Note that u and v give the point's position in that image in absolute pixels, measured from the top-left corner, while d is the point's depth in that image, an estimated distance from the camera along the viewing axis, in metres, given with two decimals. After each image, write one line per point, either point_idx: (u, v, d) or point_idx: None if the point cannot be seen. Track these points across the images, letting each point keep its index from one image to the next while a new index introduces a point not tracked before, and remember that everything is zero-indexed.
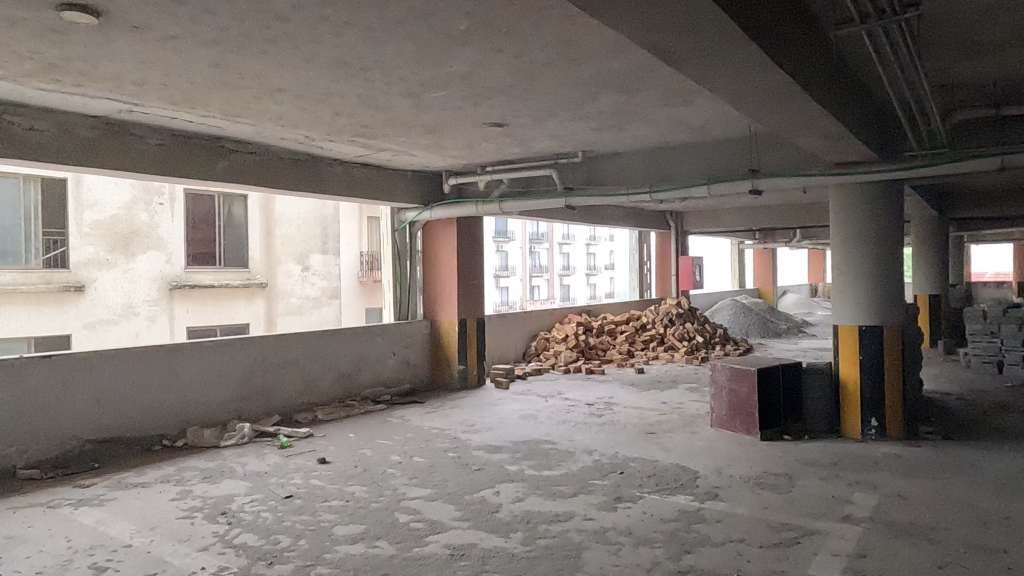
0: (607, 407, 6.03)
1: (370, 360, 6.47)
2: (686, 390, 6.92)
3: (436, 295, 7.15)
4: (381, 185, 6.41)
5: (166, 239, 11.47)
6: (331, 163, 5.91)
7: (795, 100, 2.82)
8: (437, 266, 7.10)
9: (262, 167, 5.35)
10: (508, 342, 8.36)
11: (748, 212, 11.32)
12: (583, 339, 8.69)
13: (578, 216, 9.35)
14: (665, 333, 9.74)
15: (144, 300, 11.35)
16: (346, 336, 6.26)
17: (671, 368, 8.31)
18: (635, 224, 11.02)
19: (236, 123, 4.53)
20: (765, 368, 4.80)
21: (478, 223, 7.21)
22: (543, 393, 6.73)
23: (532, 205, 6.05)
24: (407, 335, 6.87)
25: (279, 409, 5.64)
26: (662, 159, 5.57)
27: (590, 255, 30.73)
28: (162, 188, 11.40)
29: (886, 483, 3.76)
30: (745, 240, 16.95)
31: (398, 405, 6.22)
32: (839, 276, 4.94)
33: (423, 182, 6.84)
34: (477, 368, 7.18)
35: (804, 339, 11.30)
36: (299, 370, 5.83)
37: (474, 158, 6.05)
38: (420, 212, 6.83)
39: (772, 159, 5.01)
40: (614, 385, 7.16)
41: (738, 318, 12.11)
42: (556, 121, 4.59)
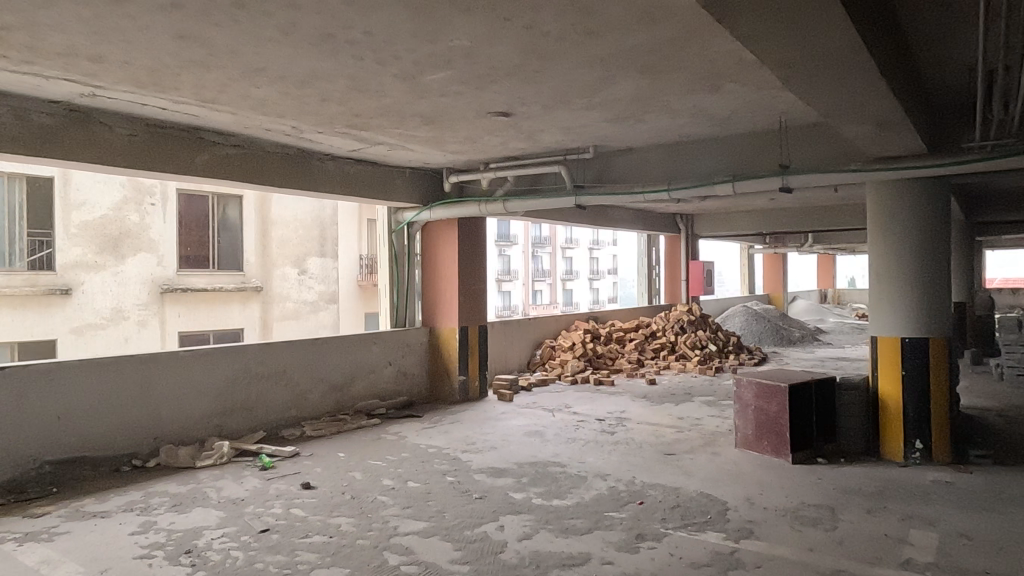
0: (619, 423, 5.58)
1: (364, 371, 6.03)
2: (702, 403, 6.47)
3: (435, 301, 6.71)
4: (377, 183, 5.98)
5: (158, 240, 11.07)
6: (322, 158, 5.49)
7: (859, 72, 2.37)
8: (437, 269, 6.67)
9: (246, 162, 4.92)
10: (512, 351, 7.92)
11: (762, 215, 10.88)
12: (591, 348, 8.24)
13: (585, 218, 8.91)
14: (676, 342, 9.29)
15: (134, 304, 10.96)
16: (339, 345, 5.82)
17: (684, 379, 7.86)
18: (645, 227, 10.59)
19: (214, 111, 4.11)
20: (798, 384, 4.37)
21: (481, 225, 6.77)
22: (550, 406, 6.28)
23: (539, 205, 5.61)
24: (404, 344, 6.43)
25: (264, 425, 5.20)
26: (681, 154, 5.13)
27: (593, 260, 30.31)
28: (154, 188, 11.04)
29: (942, 518, 3.31)
30: (755, 245, 16.51)
31: (393, 420, 5.78)
32: (877, 283, 4.49)
33: (423, 180, 6.41)
34: (479, 379, 6.75)
35: (820, 348, 10.84)
36: (287, 382, 5.40)
37: (477, 154, 5.63)
38: (418, 213, 6.40)
39: (804, 153, 4.57)
40: (625, 398, 6.71)
41: (751, 325, 11.66)
42: (567, 111, 4.15)
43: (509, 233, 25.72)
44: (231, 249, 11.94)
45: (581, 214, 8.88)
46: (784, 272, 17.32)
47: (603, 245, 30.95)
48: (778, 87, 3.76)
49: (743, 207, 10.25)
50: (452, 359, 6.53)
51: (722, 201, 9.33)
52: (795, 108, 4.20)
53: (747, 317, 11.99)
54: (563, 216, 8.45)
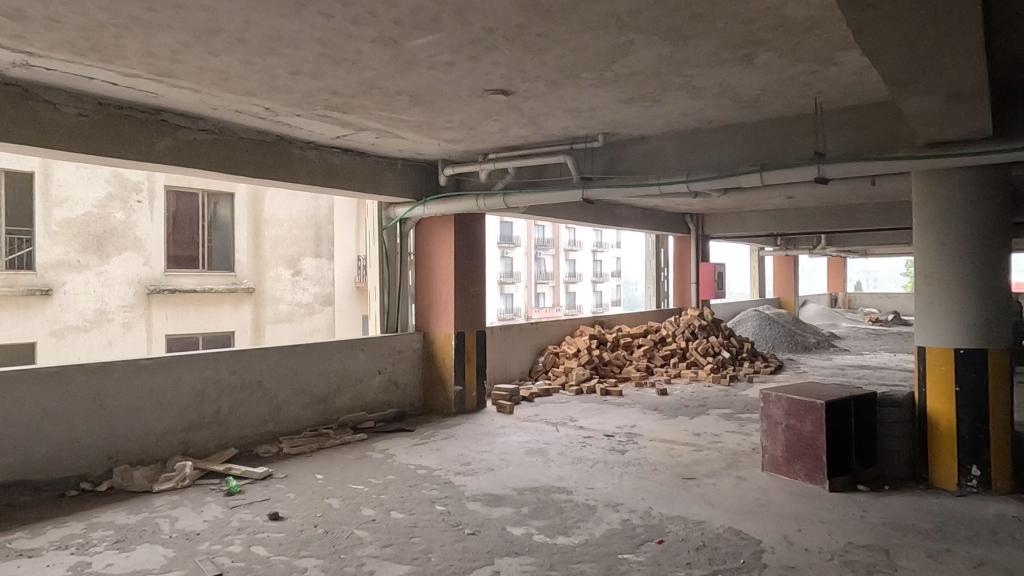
0: (629, 440, 5.06)
1: (351, 380, 5.52)
2: (719, 417, 5.93)
3: (430, 304, 6.19)
4: (366, 175, 5.47)
5: (144, 239, 10.60)
6: (304, 146, 4.98)
7: (956, 13, 1.85)
8: (432, 270, 6.15)
9: (218, 148, 4.42)
10: (513, 357, 7.39)
11: (776, 214, 10.35)
12: (597, 354, 7.71)
13: (590, 216, 8.40)
14: (687, 348, 8.76)
15: (118, 305, 10.52)
16: (323, 353, 5.31)
17: (697, 389, 7.32)
18: (653, 227, 10.06)
19: (173, 87, 3.60)
20: (836, 400, 3.85)
21: (480, 222, 6.26)
22: (553, 420, 5.75)
23: (543, 199, 5.09)
24: (395, 351, 5.91)
25: (236, 441, 4.69)
26: (701, 142, 4.61)
27: (597, 262, 29.77)
28: (140, 184, 10.58)
29: (1020, 566, 2.79)
30: (765, 247, 15.96)
31: (381, 435, 5.26)
32: (925, 287, 3.96)
33: (416, 172, 5.90)
34: (477, 389, 6.23)
35: (837, 355, 10.30)
36: (263, 394, 4.88)
37: (474, 143, 5.12)
38: (411, 208, 5.87)
39: (841, 139, 4.05)
40: (635, 411, 6.18)
41: (763, 331, 11.13)
42: (575, 88, 3.64)
43: (512, 234, 25.21)
44: (222, 249, 11.45)
45: (587, 213, 8.36)
46: (795, 274, 16.76)
47: (607, 247, 30.40)
48: (820, 58, 3.24)
49: (758, 205, 9.71)
50: (448, 367, 6.01)
51: (736, 198, 8.81)
52: (835, 86, 3.68)
53: (760, 322, 11.46)
54: (568, 214, 7.93)
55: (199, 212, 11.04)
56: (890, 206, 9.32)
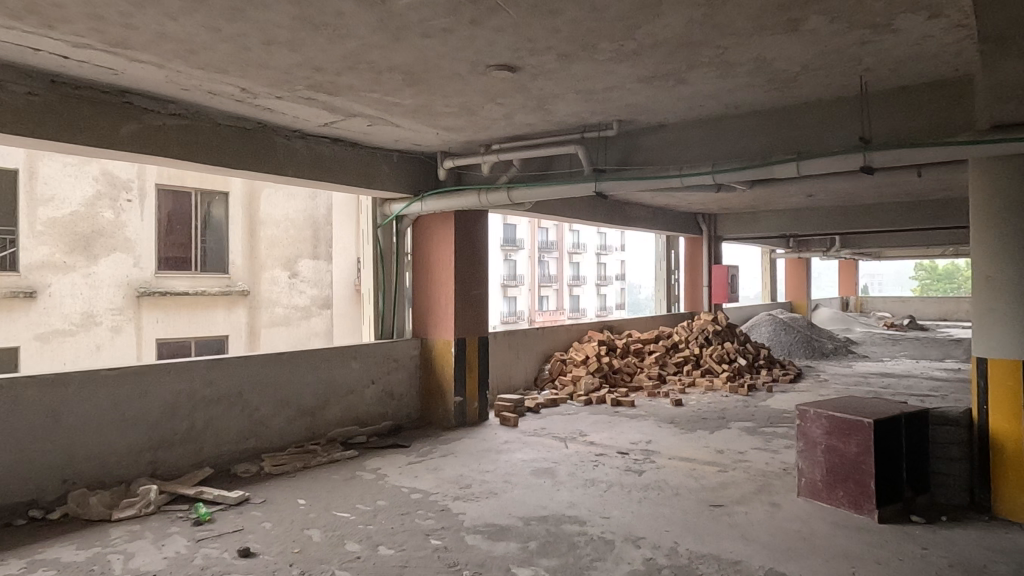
0: (646, 459, 4.60)
1: (342, 391, 5.07)
2: (741, 432, 5.46)
3: (428, 308, 5.74)
4: (359, 167, 5.02)
5: (134, 239, 10.20)
6: (288, 135, 4.53)
7: None
8: (431, 271, 5.70)
9: (191, 135, 3.99)
10: (517, 365, 6.93)
11: (793, 214, 9.88)
12: (606, 362, 7.25)
13: (599, 215, 7.95)
14: (700, 355, 8.30)
15: (106, 308, 10.10)
16: (311, 361, 4.87)
17: (713, 400, 6.85)
18: (664, 228, 9.61)
19: (132, 62, 3.16)
20: (886, 418, 3.39)
21: (482, 219, 5.81)
22: (561, 434, 5.29)
23: (551, 194, 4.64)
24: (390, 359, 5.47)
25: (212, 459, 4.25)
26: (727, 129, 4.15)
27: (601, 265, 29.29)
28: (130, 181, 10.16)
29: None
30: (777, 249, 15.50)
31: (373, 452, 4.81)
32: (986, 289, 3.49)
33: (414, 166, 5.45)
34: (479, 400, 5.78)
35: (857, 362, 9.82)
36: (243, 407, 4.44)
37: (476, 132, 4.67)
38: (408, 205, 5.43)
39: (888, 124, 3.59)
40: (650, 424, 5.71)
41: (779, 336, 10.66)
42: (590, 62, 3.19)
43: (515, 237, 24.76)
44: (215, 250, 11.01)
45: (595, 212, 7.90)
46: (808, 277, 16.27)
47: (612, 250, 29.91)
48: (877, 25, 2.78)
49: (774, 204, 9.25)
50: (447, 376, 5.57)
51: (753, 197, 8.35)
52: (888, 61, 3.22)
53: (775, 327, 10.99)
54: (576, 213, 7.48)
55: (192, 212, 10.58)
56: (915, 205, 8.85)
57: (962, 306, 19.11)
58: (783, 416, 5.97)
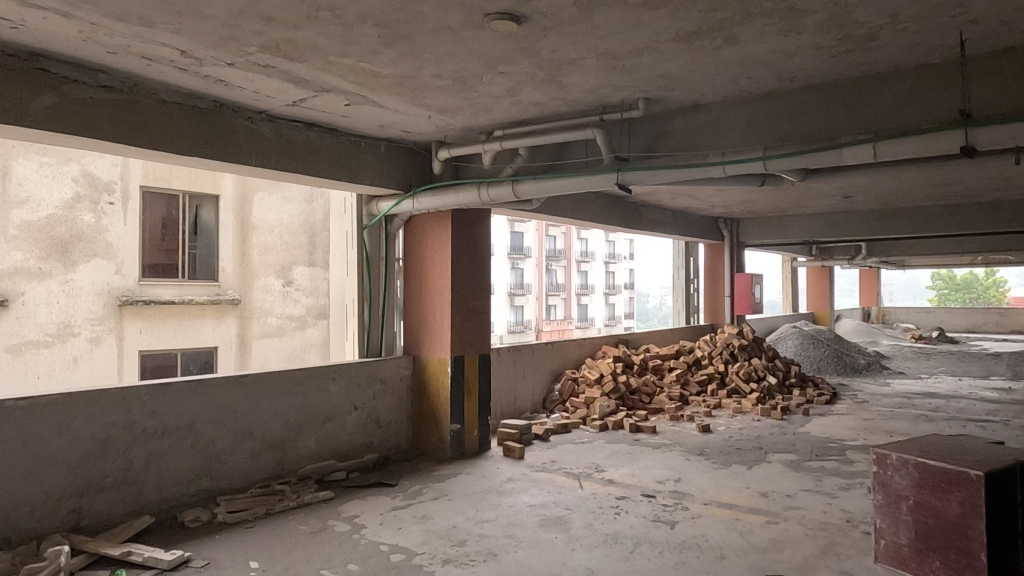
0: (677, 504, 3.83)
1: (319, 418, 4.34)
2: (784, 468, 4.69)
3: (421, 322, 5.00)
4: (340, 158, 4.31)
5: (116, 244, 9.51)
6: (253, 117, 3.82)
7: None
8: (425, 279, 4.97)
9: (128, 113, 3.28)
10: (524, 386, 6.18)
11: (823, 218, 9.13)
12: (623, 381, 6.50)
13: (614, 218, 7.23)
14: (726, 372, 7.54)
15: (85, 318, 9.38)
16: (281, 385, 4.14)
17: (745, 426, 6.08)
18: (684, 232, 8.88)
19: (28, 8, 2.46)
20: (998, 468, 2.64)
21: (484, 220, 5.09)
22: (576, 470, 4.53)
23: (565, 187, 3.92)
24: (376, 381, 4.73)
25: (155, 505, 3.52)
26: (779, 107, 3.41)
27: (611, 274, 28.51)
28: (113, 183, 9.46)
29: None
30: (798, 257, 14.73)
31: (353, 493, 4.06)
32: None
33: (405, 158, 4.73)
34: (479, 427, 5.04)
35: (894, 379, 9.00)
36: (195, 440, 3.71)
37: (475, 114, 3.95)
38: (399, 202, 4.72)
39: (995, 94, 2.84)
40: (676, 457, 4.94)
41: (806, 351, 9.88)
42: (618, 6, 2.45)
43: (523, 245, 24.05)
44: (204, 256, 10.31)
45: (610, 214, 7.18)
46: (831, 287, 15.49)
47: (621, 259, 29.11)
48: None
49: (804, 207, 8.49)
50: (442, 400, 4.83)
51: (783, 198, 7.60)
52: (1006, 10, 2.46)
53: (802, 341, 10.21)
54: (588, 215, 6.76)
55: (178, 217, 9.83)
56: (959, 207, 8.09)
57: (991, 317, 18.23)
58: (829, 448, 5.19)
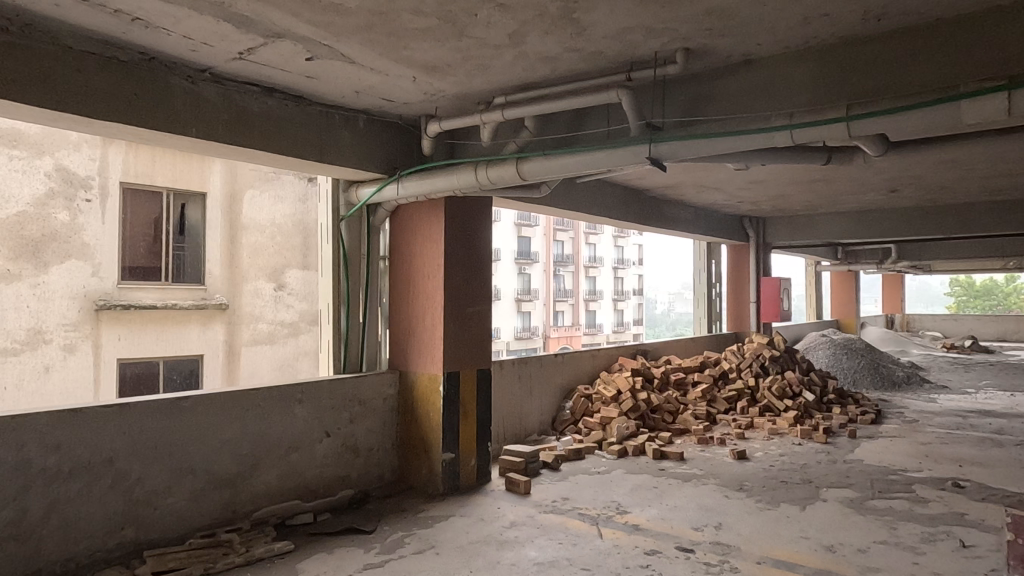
0: (722, 564, 3.03)
1: (279, 449, 3.57)
2: (845, 508, 3.88)
3: (410, 331, 4.23)
4: (307, 134, 3.56)
5: (94, 245, 8.72)
6: (193, 77, 3.08)
7: None
8: (414, 280, 4.21)
9: (17, 60, 2.53)
10: (530, 404, 5.38)
11: (859, 217, 8.32)
12: (643, 398, 5.71)
13: (631, 214, 6.46)
14: (757, 388, 6.75)
15: (58, 324, 8.58)
16: (232, 409, 3.37)
17: (785, 451, 5.27)
18: (707, 232, 8.10)
19: None
20: None
21: (484, 212, 4.32)
22: (592, 513, 3.73)
23: (581, 164, 3.14)
24: (353, 401, 3.98)
25: (57, 566, 2.76)
26: (859, 58, 2.61)
27: (619, 280, 27.64)
28: (89, 179, 8.64)
29: None
30: (823, 260, 13.91)
31: (319, 543, 3.28)
32: None
33: (388, 135, 3.98)
34: (477, 456, 4.25)
35: (939, 394, 8.15)
36: (115, 480, 2.94)
37: (472, 76, 3.18)
38: (381, 187, 3.95)
39: None
40: (711, 494, 4.12)
41: (839, 363, 9.04)
42: None
43: (530, 250, 23.31)
44: (192, 259, 9.42)
45: (627, 210, 6.41)
46: (857, 292, 14.62)
47: (630, 264, 28.23)
48: None
49: (839, 204, 7.70)
50: (433, 425, 4.06)
51: (820, 192, 6.81)
52: None
53: (834, 351, 9.36)
54: (603, 209, 5.98)
55: (164, 215, 8.97)
56: (1014, 204, 7.26)
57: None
58: (892, 482, 4.37)
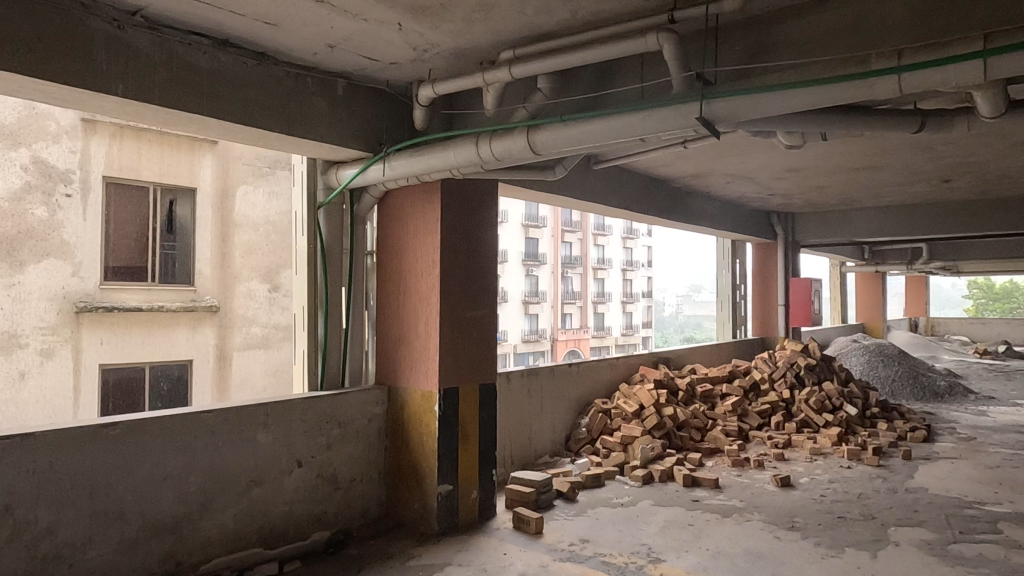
0: None
1: (237, 483, 2.93)
2: (926, 555, 3.19)
3: (401, 338, 3.58)
4: (272, 99, 2.92)
5: (74, 242, 7.50)
6: (120, 21, 2.44)
7: None
8: (405, 279, 3.56)
9: None
10: (541, 420, 4.72)
11: (897, 212, 7.61)
12: (668, 414, 5.03)
13: (652, 207, 5.79)
14: (792, 401, 6.06)
15: (34, 327, 7.33)
16: (176, 436, 2.73)
17: (835, 477, 4.58)
18: (733, 228, 7.40)
19: None
20: None
21: (489, 199, 3.68)
22: (618, 561, 3.06)
23: (608, 132, 2.50)
24: (332, 423, 3.33)
25: None
26: None
27: (628, 282, 26.91)
28: (70, 172, 7.43)
29: None
30: (847, 261, 13.17)
31: None
32: None
33: (374, 106, 3.34)
34: (480, 487, 3.60)
35: (988, 406, 7.42)
36: (13, 534, 2.30)
37: (471, 22, 2.53)
38: (365, 167, 3.31)
39: None
40: (757, 535, 3.44)
41: (874, 371, 8.35)
42: None
43: (537, 251, 22.61)
44: (183, 257, 8.14)
45: (647, 202, 5.74)
46: (883, 294, 13.88)
47: (639, 266, 27.46)
48: None
49: (879, 197, 7.00)
50: (428, 450, 3.41)
51: (861, 183, 6.12)
52: None
53: (869, 358, 8.65)
54: (623, 200, 5.32)
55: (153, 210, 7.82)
56: None
57: None
58: (974, 519, 3.67)
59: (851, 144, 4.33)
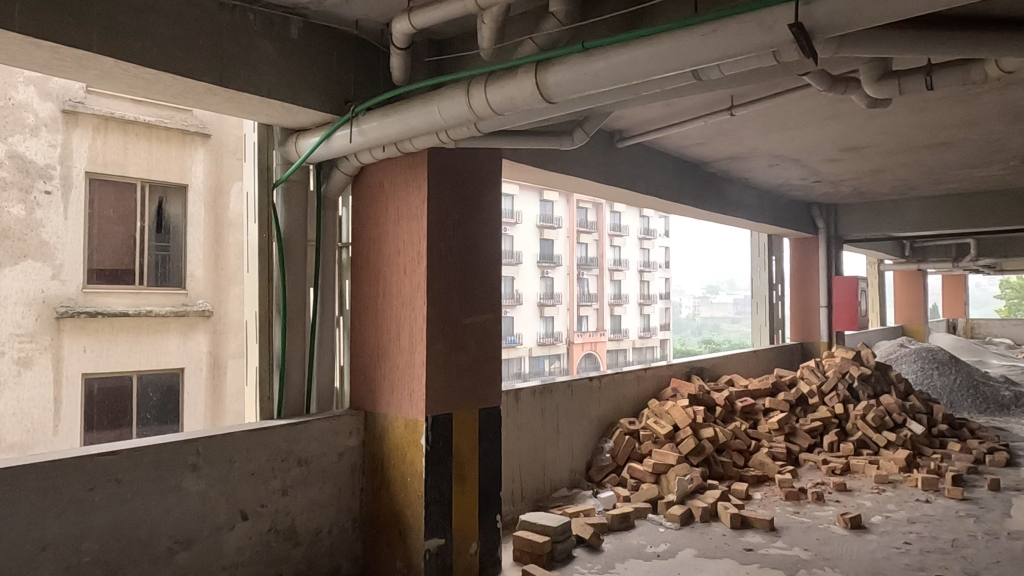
0: None
1: (156, 546, 2.21)
2: None
3: (380, 350, 2.85)
4: (197, 38, 2.20)
5: (54, 243, 6.56)
6: None
7: None
8: (384, 276, 2.83)
9: None
10: (557, 445, 3.98)
11: (957, 201, 6.76)
12: (707, 435, 4.27)
13: (682, 195, 5.04)
14: (846, 416, 5.26)
15: (10, 334, 6.37)
16: (61, 488, 2.02)
17: (913, 514, 3.78)
18: (772, 220, 6.61)
19: None
20: None
21: (489, 178, 2.95)
22: None
23: (650, 61, 1.76)
24: (289, 461, 2.61)
25: None
26: None
27: (645, 283, 26.01)
28: (49, 168, 6.51)
29: None
30: (885, 259, 12.28)
31: None
32: None
33: (340, 56, 2.62)
34: (480, 539, 2.87)
35: None
36: None
37: None
38: (329, 132, 2.58)
39: None
40: None
41: (929, 379, 7.50)
42: None
43: (552, 253, 21.82)
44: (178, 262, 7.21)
45: (678, 188, 4.99)
46: (924, 295, 12.95)
47: (657, 267, 26.59)
48: None
49: (939, 184, 6.18)
50: (411, 494, 2.67)
51: (925, 166, 5.32)
52: None
53: (922, 365, 7.79)
54: (650, 185, 4.57)
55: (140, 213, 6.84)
56: None
57: None
58: None
59: (935, 108, 3.55)
